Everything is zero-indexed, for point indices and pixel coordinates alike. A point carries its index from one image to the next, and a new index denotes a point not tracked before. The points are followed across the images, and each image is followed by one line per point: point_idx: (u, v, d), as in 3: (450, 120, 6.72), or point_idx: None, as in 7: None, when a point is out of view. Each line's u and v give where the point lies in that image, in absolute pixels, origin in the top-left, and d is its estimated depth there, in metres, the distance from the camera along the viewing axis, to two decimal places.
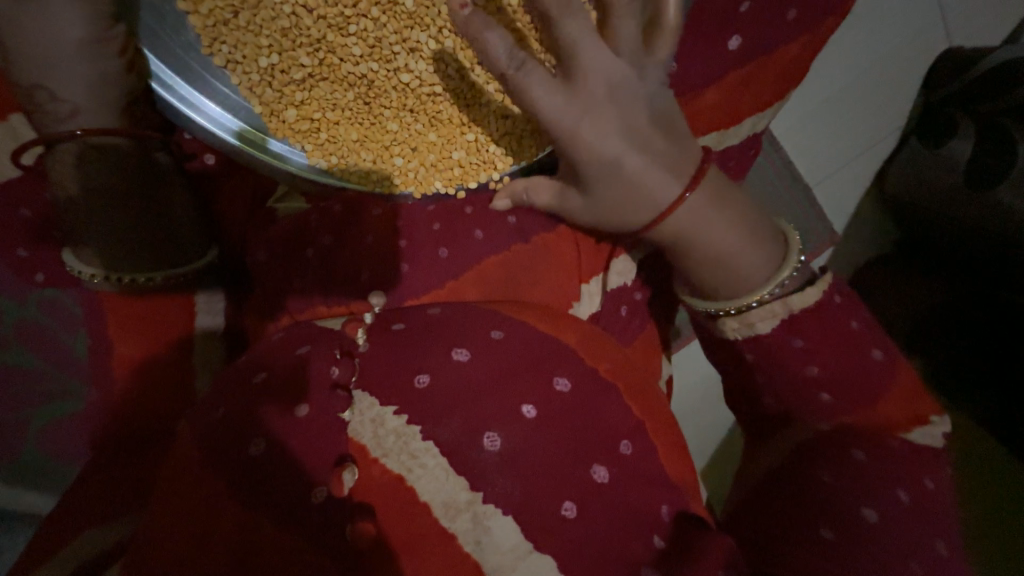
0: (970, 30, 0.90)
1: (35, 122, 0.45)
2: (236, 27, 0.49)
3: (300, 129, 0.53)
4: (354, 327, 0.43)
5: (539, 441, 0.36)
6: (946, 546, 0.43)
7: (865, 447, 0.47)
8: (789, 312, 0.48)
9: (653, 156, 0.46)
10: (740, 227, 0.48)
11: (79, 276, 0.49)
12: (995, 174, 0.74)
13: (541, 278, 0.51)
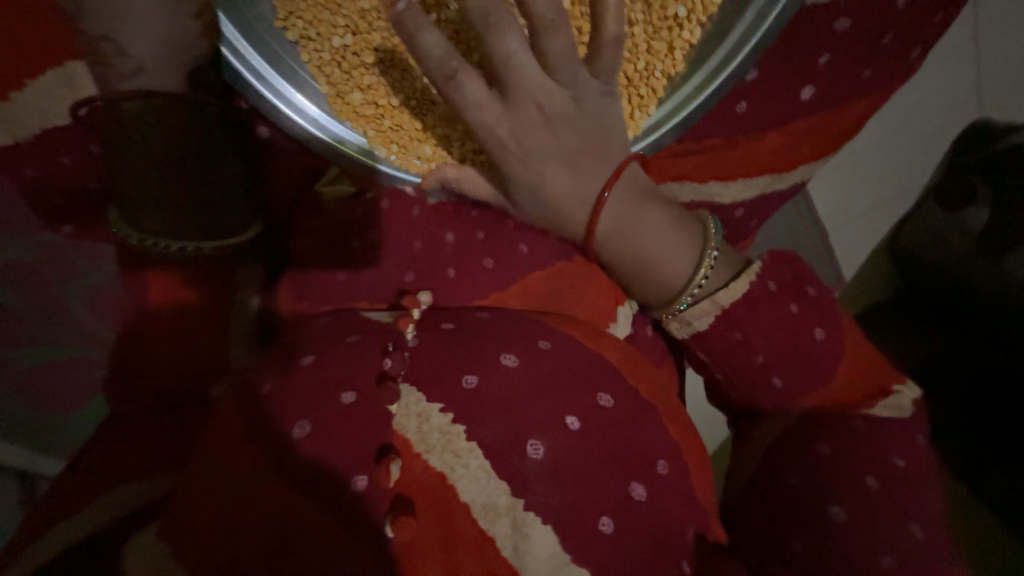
0: (1005, 101, 0.92)
1: (98, 75, 0.43)
2: (314, 4, 0.49)
3: (364, 114, 0.51)
4: (405, 322, 0.44)
5: (580, 455, 0.36)
6: (921, 531, 0.44)
7: (831, 439, 0.48)
8: (721, 309, 0.47)
9: (577, 174, 0.48)
10: (664, 231, 0.49)
11: (124, 238, 0.48)
12: (1001, 246, 0.78)
13: (584, 297, 0.52)
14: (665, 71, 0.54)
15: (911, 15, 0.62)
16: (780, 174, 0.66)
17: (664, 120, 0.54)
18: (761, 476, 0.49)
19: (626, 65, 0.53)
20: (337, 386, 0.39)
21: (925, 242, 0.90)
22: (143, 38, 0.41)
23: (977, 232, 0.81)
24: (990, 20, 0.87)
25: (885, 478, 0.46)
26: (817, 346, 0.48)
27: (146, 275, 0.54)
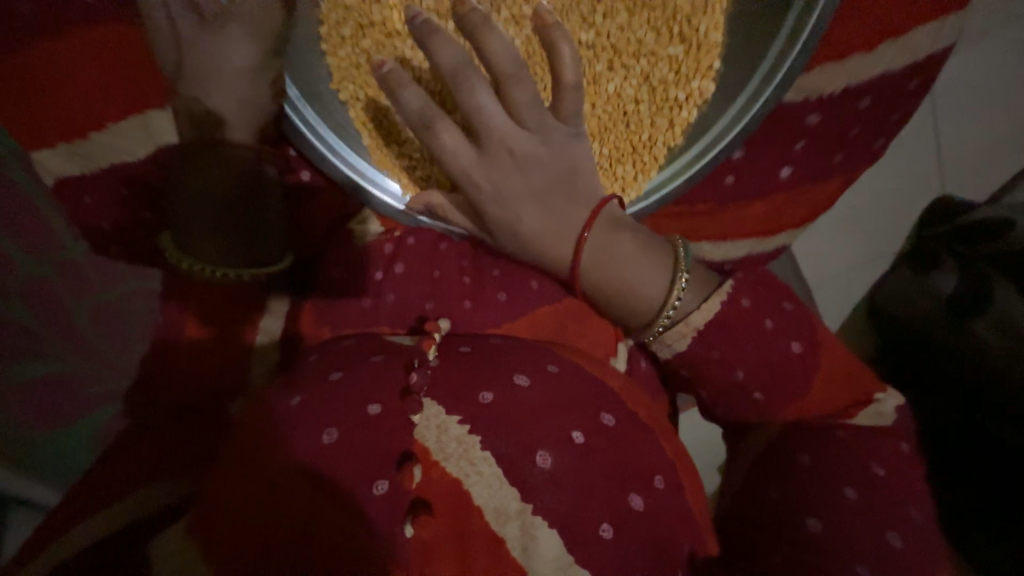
0: (963, 177, 1.02)
1: (179, 126, 0.50)
2: (365, 71, 0.55)
3: (400, 164, 0.60)
4: (428, 342, 0.49)
5: (584, 466, 0.40)
6: (898, 538, 0.47)
7: (813, 451, 0.51)
8: (694, 330, 0.51)
9: (553, 214, 0.53)
10: (635, 259, 0.52)
11: (170, 258, 0.52)
12: (969, 309, 0.84)
13: (588, 330, 0.59)
14: (666, 143, 0.64)
15: (872, 108, 0.72)
16: (766, 238, 0.76)
17: (669, 180, 0.64)
18: (746, 487, 0.53)
19: (632, 135, 0.63)
20: (364, 398, 0.43)
21: (901, 302, 0.97)
22: (230, 101, 0.48)
23: (947, 296, 0.87)
24: (951, 108, 0.96)
25: (866, 490, 0.49)
26: (793, 358, 0.53)
27: (180, 301, 0.57)
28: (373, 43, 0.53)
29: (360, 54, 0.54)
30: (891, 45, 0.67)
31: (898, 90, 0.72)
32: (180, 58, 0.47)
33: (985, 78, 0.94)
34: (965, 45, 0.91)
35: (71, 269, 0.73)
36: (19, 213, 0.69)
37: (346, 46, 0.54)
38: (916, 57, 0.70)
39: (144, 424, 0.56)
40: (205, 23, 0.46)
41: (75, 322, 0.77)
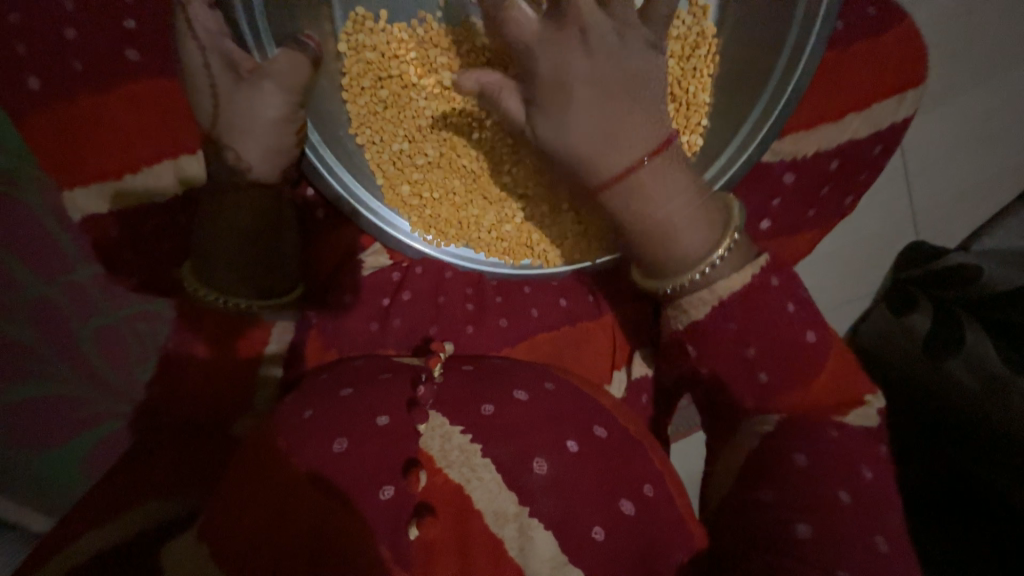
0: (937, 228, 1.08)
1: (211, 167, 0.55)
2: (381, 117, 0.62)
3: (410, 203, 0.64)
4: (434, 359, 0.53)
5: (577, 472, 0.43)
6: (886, 543, 0.46)
7: (808, 449, 0.51)
8: (718, 298, 0.54)
9: (611, 112, 0.53)
10: (687, 199, 0.54)
11: (186, 284, 0.57)
12: (942, 348, 0.90)
13: (582, 356, 0.65)
14: None
15: (839, 171, 0.79)
16: None
17: None
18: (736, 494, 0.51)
19: None
20: (372, 411, 0.46)
21: (883, 340, 1.03)
22: (257, 146, 0.54)
23: (922, 336, 0.93)
24: (926, 160, 1.01)
25: (857, 490, 0.49)
26: (806, 345, 0.55)
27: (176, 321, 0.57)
28: (390, 94, 0.61)
29: (377, 102, 0.61)
30: (857, 116, 0.76)
31: (863, 155, 0.80)
32: (217, 113, 0.54)
33: (956, 132, 1.00)
34: (937, 101, 0.96)
35: (72, 290, 0.73)
36: (40, 239, 0.71)
37: (365, 96, 0.61)
38: (880, 126, 0.79)
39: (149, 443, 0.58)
40: (239, 82, 0.52)
41: (72, 349, 0.75)
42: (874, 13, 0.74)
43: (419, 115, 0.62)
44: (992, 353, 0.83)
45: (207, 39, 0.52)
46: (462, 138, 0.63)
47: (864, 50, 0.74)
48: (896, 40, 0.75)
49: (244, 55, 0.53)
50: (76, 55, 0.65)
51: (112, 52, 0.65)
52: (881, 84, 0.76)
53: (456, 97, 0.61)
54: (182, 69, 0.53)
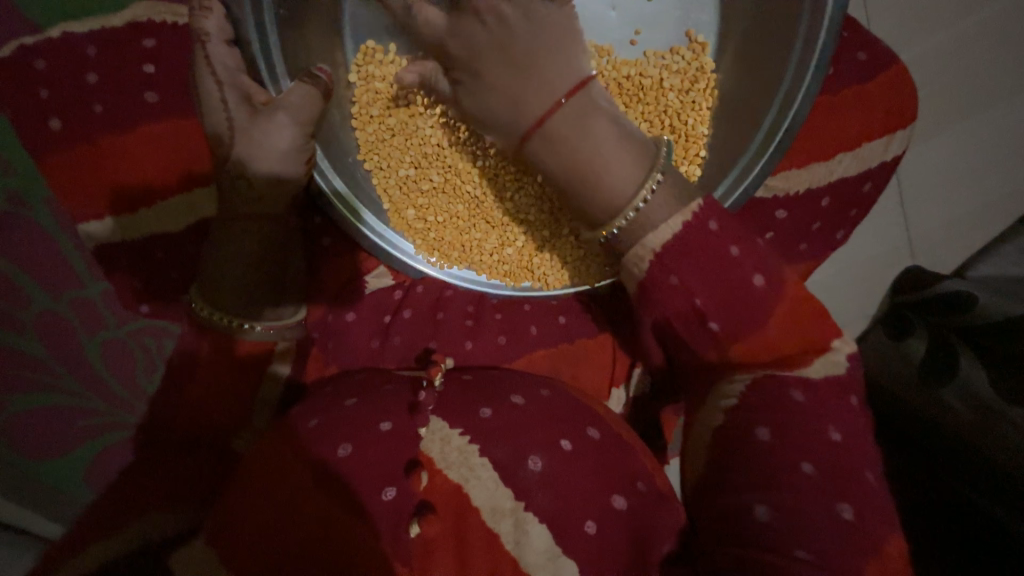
0: (935, 255, 1.05)
1: (224, 192, 0.59)
2: (389, 145, 0.67)
3: (415, 227, 0.68)
4: (436, 368, 0.56)
5: (571, 471, 0.45)
6: (851, 513, 0.45)
7: (771, 424, 0.48)
8: (653, 251, 0.52)
9: (519, 68, 0.54)
10: (608, 139, 0.53)
11: (194, 309, 0.59)
12: (938, 376, 0.88)
13: (580, 373, 0.68)
14: None
15: (829, 210, 0.72)
16: None
17: None
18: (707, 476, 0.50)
19: None
20: (375, 418, 0.48)
21: (878, 361, 1.02)
22: (264, 172, 0.58)
23: (919, 363, 0.92)
24: (921, 184, 1.02)
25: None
26: (756, 292, 0.51)
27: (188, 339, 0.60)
28: (398, 122, 0.66)
29: (385, 132, 0.66)
30: (846, 155, 0.70)
31: (852, 195, 0.73)
32: (231, 140, 0.58)
33: (951, 158, 1.00)
34: (927, 125, 0.99)
35: (78, 306, 0.85)
36: (51, 259, 0.83)
37: (373, 123, 0.66)
38: (866, 164, 0.72)
39: (158, 454, 0.60)
40: (254, 114, 0.57)
41: (82, 360, 0.87)
42: (866, 58, 0.69)
43: (424, 143, 0.67)
44: (987, 385, 0.82)
45: (225, 74, 0.58)
46: (466, 164, 0.67)
47: (855, 94, 0.68)
48: (883, 84, 0.69)
49: (259, 90, 0.59)
50: (98, 97, 0.68)
51: (133, 94, 0.68)
52: (873, 121, 0.69)
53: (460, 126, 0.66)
54: (198, 100, 0.59)
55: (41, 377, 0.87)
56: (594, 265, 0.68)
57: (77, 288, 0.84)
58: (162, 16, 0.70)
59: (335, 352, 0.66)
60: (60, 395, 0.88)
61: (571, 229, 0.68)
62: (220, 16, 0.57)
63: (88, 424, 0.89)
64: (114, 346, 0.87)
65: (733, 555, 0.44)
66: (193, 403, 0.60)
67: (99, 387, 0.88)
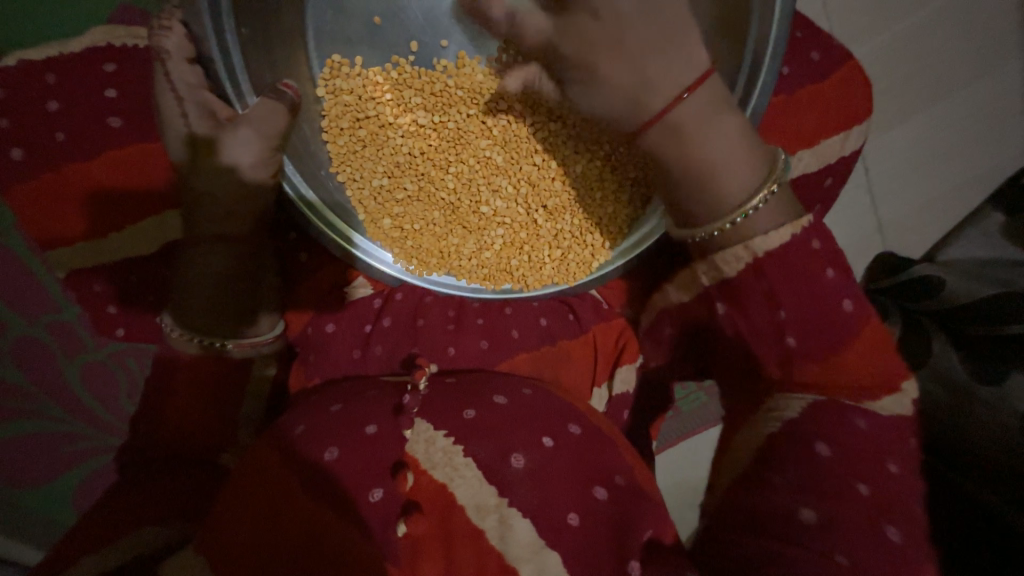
0: (902, 242, 1.05)
1: (190, 211, 0.60)
2: (361, 156, 0.68)
3: (392, 235, 0.69)
4: (420, 372, 0.57)
5: (553, 464, 0.47)
6: (899, 535, 0.45)
7: (831, 440, 0.49)
8: (753, 255, 0.52)
9: (643, 60, 0.51)
10: (727, 139, 0.52)
11: (169, 332, 0.60)
12: (916, 358, 0.89)
13: (563, 374, 0.68)
14: (628, 216, 0.70)
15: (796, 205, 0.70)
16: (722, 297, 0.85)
17: (635, 243, 0.68)
18: (737, 486, 0.50)
19: (600, 208, 0.69)
20: (362, 421, 0.49)
21: None
22: (227, 186, 0.58)
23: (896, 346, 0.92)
24: (891, 174, 1.02)
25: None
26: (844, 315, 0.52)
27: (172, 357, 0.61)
28: (369, 133, 0.67)
29: (357, 144, 0.68)
30: (806, 153, 0.69)
31: (816, 192, 0.72)
32: (194, 157, 0.58)
33: (917, 145, 1.01)
34: (892, 116, 0.99)
35: (57, 329, 0.85)
36: (27, 284, 0.83)
37: (345, 136, 0.67)
38: (826, 161, 0.71)
39: (144, 472, 0.60)
40: (217, 128, 0.57)
41: (66, 386, 0.87)
42: (818, 58, 0.70)
43: (396, 152, 0.68)
44: (958, 363, 0.83)
45: (186, 92, 0.58)
46: (439, 171, 0.68)
47: (809, 94, 0.69)
48: (836, 83, 0.70)
49: (222, 106, 0.59)
50: (60, 125, 0.68)
51: (97, 119, 0.68)
52: (828, 117, 0.70)
53: (431, 134, 0.68)
54: (160, 119, 0.59)
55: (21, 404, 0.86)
56: (571, 265, 0.70)
57: (54, 312, 0.85)
58: (123, 41, 0.71)
59: (318, 365, 0.66)
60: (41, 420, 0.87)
61: (546, 230, 0.70)
62: (179, 34, 0.57)
63: (78, 448, 0.89)
64: (98, 368, 0.87)
65: (756, 545, 0.44)
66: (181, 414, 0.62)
67: (83, 411, 0.88)
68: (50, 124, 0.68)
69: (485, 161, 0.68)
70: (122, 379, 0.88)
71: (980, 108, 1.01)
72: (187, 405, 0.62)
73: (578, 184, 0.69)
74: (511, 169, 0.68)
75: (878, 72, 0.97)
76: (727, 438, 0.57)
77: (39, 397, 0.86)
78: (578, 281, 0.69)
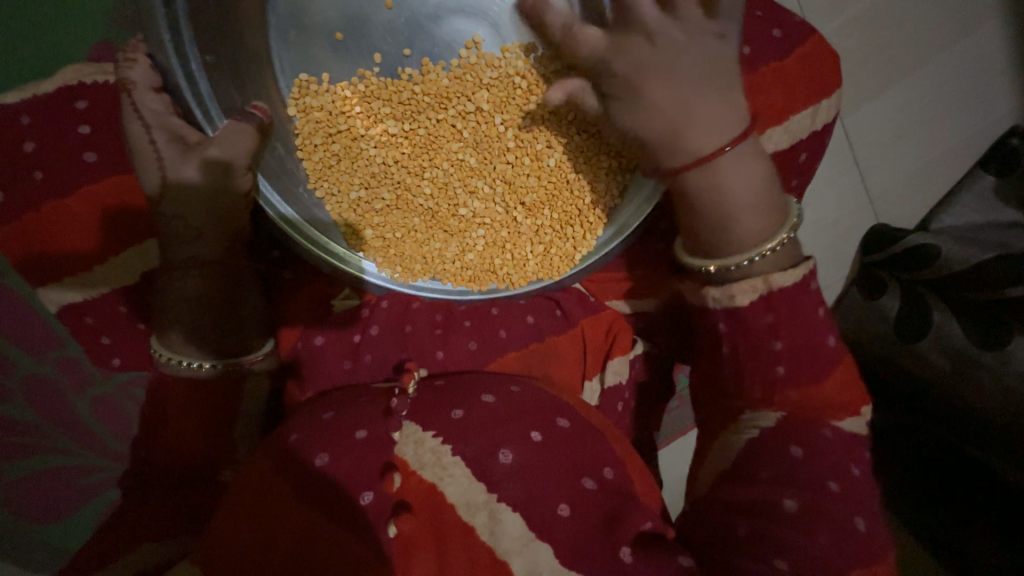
0: (896, 211, 1.00)
1: (164, 235, 0.61)
2: (336, 170, 0.69)
3: (375, 246, 0.69)
4: (409, 376, 0.57)
5: (542, 459, 0.46)
6: (866, 526, 0.47)
7: (806, 446, 0.50)
8: (769, 289, 0.51)
9: (691, 92, 0.53)
10: (751, 181, 0.53)
11: (157, 355, 0.61)
12: (916, 331, 0.87)
13: (555, 370, 0.68)
14: (606, 205, 0.69)
15: None
16: None
17: (614, 233, 0.68)
18: (728, 477, 0.52)
19: (578, 200, 0.69)
20: (351, 426, 0.49)
21: (855, 328, 0.96)
22: (198, 209, 0.59)
23: (896, 320, 0.89)
24: (878, 144, 0.98)
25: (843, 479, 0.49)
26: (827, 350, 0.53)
27: (164, 380, 0.62)
28: (342, 147, 0.68)
29: (331, 159, 0.69)
30: (775, 130, 0.69)
31: (789, 168, 0.72)
32: (164, 181, 0.59)
33: (913, 106, 0.96)
34: (884, 78, 0.95)
35: (62, 365, 0.87)
36: (32, 323, 0.85)
37: (319, 152, 0.68)
38: (796, 137, 0.71)
39: (146, 494, 0.61)
40: (185, 152, 0.59)
41: (70, 419, 0.88)
42: (780, 34, 0.70)
43: (371, 163, 0.69)
44: (959, 331, 0.82)
45: (152, 118, 0.59)
46: (416, 178, 0.69)
47: (773, 71, 0.69)
48: (799, 59, 0.70)
49: (190, 130, 0.61)
50: (40, 165, 0.69)
51: (75, 154, 0.70)
52: (794, 93, 0.70)
53: (403, 142, 0.69)
54: (130, 149, 0.60)
55: (29, 441, 0.88)
56: (554, 259, 0.70)
57: (60, 348, 0.86)
58: (93, 78, 0.72)
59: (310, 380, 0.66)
60: (50, 455, 0.88)
61: (526, 227, 0.70)
62: (144, 66, 0.59)
63: (91, 481, 0.90)
64: (106, 400, 0.88)
65: (750, 523, 0.47)
66: (177, 437, 0.62)
67: (90, 440, 0.89)
68: (30, 164, 0.69)
69: (459, 163, 0.69)
70: (129, 411, 0.88)
71: (976, 61, 0.96)
72: (183, 429, 0.62)
73: (554, 179, 0.69)
74: (485, 169, 0.69)
75: (854, 43, 0.93)
76: (705, 442, 0.58)
77: (44, 433, 0.88)
78: (562, 275, 0.69)
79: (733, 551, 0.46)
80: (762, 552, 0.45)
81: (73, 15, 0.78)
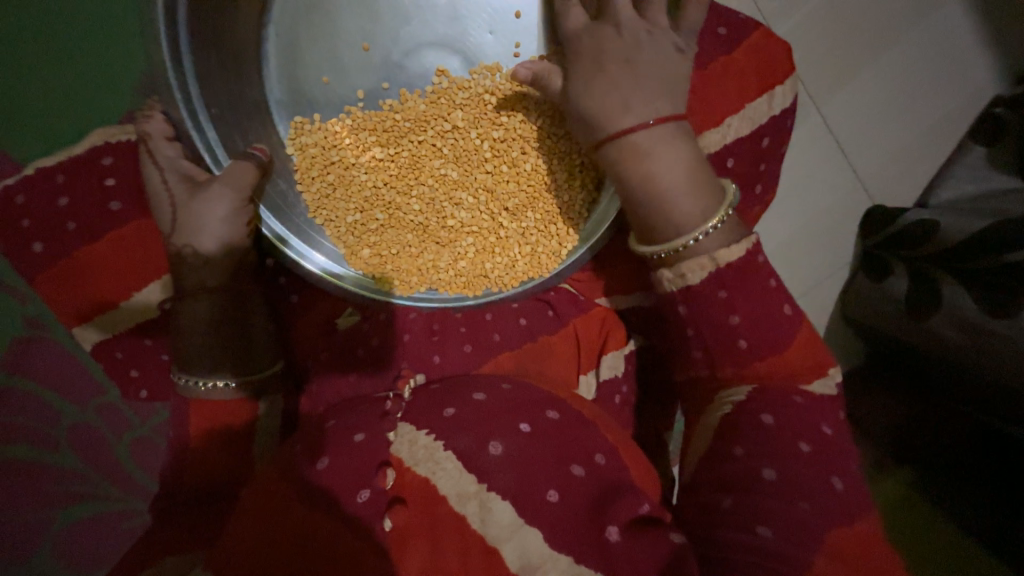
0: (889, 191, 1.00)
1: (178, 268, 0.65)
2: (332, 198, 0.73)
3: (372, 263, 0.73)
4: (404, 384, 0.61)
5: (530, 448, 0.48)
6: (842, 483, 0.49)
7: (772, 410, 0.53)
8: (716, 265, 0.54)
9: (640, 82, 0.57)
10: (682, 165, 0.55)
11: (177, 381, 0.64)
12: (926, 306, 0.85)
13: (552, 368, 0.70)
14: (583, 201, 0.73)
15: (736, 170, 0.73)
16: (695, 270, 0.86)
17: (593, 229, 0.71)
18: (711, 455, 0.53)
19: (557, 200, 0.73)
20: (352, 430, 0.51)
21: (867, 311, 0.97)
22: (207, 238, 0.63)
23: (904, 298, 0.89)
24: (861, 127, 0.97)
25: (818, 445, 0.51)
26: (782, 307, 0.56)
27: (184, 403, 0.65)
28: (336, 177, 0.73)
29: (326, 187, 0.73)
30: (734, 118, 0.71)
31: (754, 154, 0.74)
32: (174, 216, 0.64)
33: (890, 86, 0.96)
34: (858, 63, 0.95)
35: (105, 410, 0.93)
36: (71, 367, 0.92)
37: (316, 183, 0.73)
38: (757, 123, 0.73)
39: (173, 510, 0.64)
40: (193, 189, 0.63)
41: (111, 459, 0.93)
42: (725, 31, 0.72)
43: (363, 189, 0.73)
44: (970, 300, 0.79)
45: (166, 163, 0.65)
46: (404, 198, 0.73)
47: (725, 64, 0.71)
48: (750, 49, 0.72)
49: (199, 171, 0.65)
50: (71, 217, 0.75)
51: (100, 207, 0.76)
52: (748, 83, 0.72)
53: (390, 165, 0.73)
54: (148, 194, 0.65)
55: (77, 485, 0.92)
56: (542, 257, 0.73)
57: (100, 394, 0.93)
58: (116, 137, 0.78)
59: (315, 392, 0.69)
60: (98, 498, 0.92)
61: (513, 231, 0.73)
62: (160, 120, 0.66)
63: (134, 524, 0.93)
64: (144, 444, 0.94)
65: (735, 499, 0.47)
66: (196, 454, 0.64)
67: (127, 481, 0.94)
68: (62, 218, 0.76)
69: (442, 178, 0.73)
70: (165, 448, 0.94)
71: (947, 36, 0.96)
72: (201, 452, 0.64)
73: (531, 182, 0.72)
74: (467, 181, 0.73)
75: (822, 33, 0.93)
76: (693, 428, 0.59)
77: (89, 477, 0.92)
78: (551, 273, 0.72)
79: (716, 524, 0.47)
80: (747, 523, 0.45)
81: (97, 85, 0.86)
